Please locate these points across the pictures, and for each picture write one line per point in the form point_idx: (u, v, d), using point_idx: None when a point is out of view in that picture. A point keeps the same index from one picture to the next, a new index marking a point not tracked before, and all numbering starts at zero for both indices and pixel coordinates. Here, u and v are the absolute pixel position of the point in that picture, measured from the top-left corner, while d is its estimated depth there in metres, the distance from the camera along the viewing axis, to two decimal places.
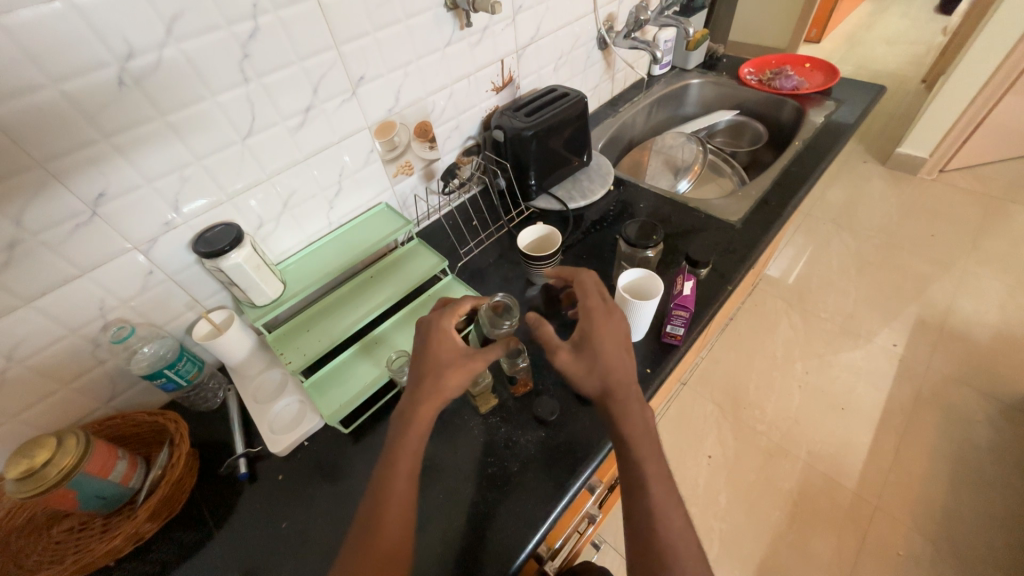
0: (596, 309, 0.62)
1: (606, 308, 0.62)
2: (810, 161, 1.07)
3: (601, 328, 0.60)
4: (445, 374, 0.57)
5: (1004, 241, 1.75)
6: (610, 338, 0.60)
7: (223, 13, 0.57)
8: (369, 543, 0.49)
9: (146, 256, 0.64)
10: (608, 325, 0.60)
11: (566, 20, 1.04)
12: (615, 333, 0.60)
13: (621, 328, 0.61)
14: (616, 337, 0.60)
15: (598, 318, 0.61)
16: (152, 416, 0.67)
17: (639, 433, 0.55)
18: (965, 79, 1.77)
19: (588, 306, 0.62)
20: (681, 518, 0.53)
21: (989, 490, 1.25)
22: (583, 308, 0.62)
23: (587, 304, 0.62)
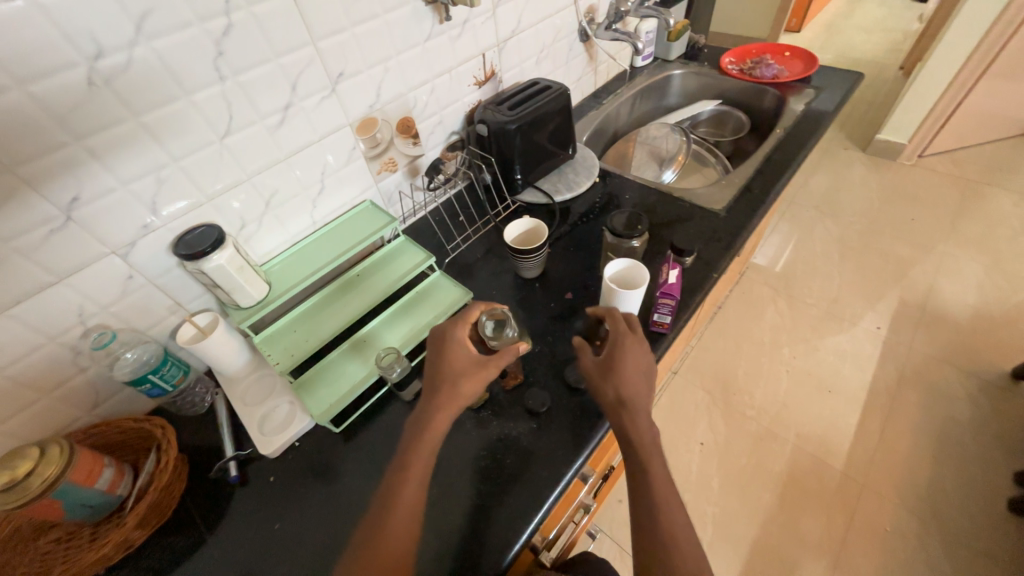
0: (627, 332, 0.62)
1: (636, 337, 0.63)
2: (792, 148, 1.08)
3: (628, 352, 0.61)
4: (447, 382, 0.57)
5: (981, 223, 1.80)
6: (634, 361, 0.61)
7: (194, 9, 0.56)
8: (376, 543, 0.50)
9: (125, 261, 0.63)
10: (636, 352, 0.61)
11: (546, 12, 1.04)
12: (642, 355, 0.62)
13: (646, 358, 0.62)
14: (640, 359, 0.61)
15: (626, 341, 0.61)
16: (139, 422, 0.66)
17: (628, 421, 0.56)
18: (940, 65, 1.80)
19: (618, 329, 0.63)
20: (676, 505, 0.55)
21: (970, 464, 1.29)
22: (614, 334, 0.62)
23: (619, 324, 0.63)
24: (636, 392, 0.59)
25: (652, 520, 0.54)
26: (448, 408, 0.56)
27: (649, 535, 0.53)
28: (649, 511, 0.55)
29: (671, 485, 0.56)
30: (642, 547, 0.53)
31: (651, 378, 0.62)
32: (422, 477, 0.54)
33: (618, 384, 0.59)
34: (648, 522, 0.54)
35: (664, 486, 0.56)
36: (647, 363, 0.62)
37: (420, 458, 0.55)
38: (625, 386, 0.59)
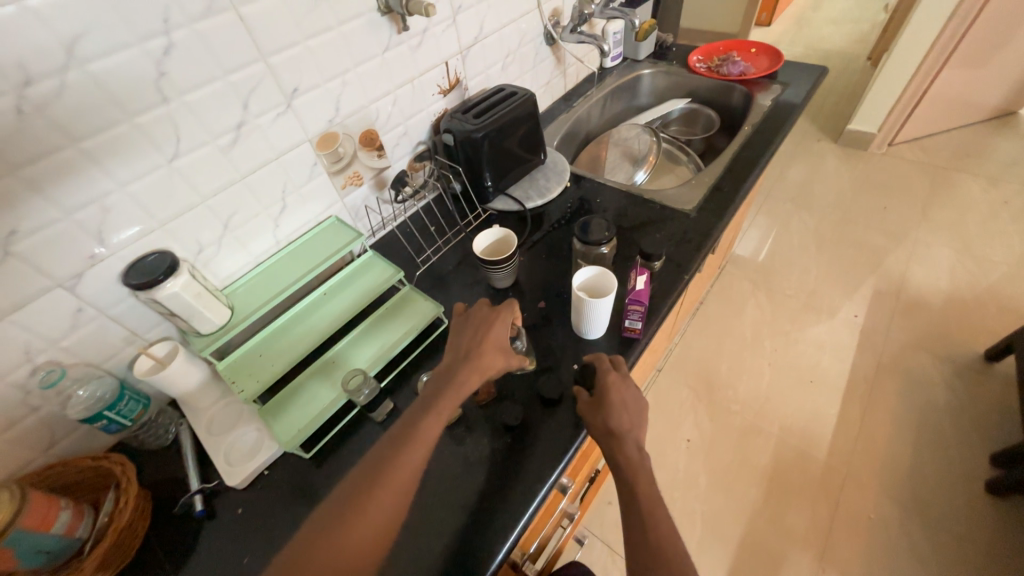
0: (610, 373, 0.66)
1: (622, 377, 0.66)
2: (760, 145, 1.09)
3: (615, 389, 0.64)
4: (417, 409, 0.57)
5: (950, 210, 1.84)
6: (621, 398, 0.63)
7: (131, 30, 0.54)
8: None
9: (73, 293, 0.61)
10: (624, 390, 0.65)
11: (509, 18, 1.03)
12: (628, 390, 0.65)
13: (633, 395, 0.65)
14: (626, 397, 0.64)
15: (612, 378, 0.65)
16: (96, 460, 0.63)
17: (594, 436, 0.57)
18: (904, 55, 1.84)
19: (603, 368, 0.67)
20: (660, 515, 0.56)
21: (948, 448, 1.32)
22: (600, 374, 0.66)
23: (603, 364, 0.67)
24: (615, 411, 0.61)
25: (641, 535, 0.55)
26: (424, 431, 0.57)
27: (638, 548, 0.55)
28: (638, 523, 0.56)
29: (654, 494, 0.58)
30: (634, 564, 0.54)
31: (641, 413, 0.64)
32: (397, 503, 0.53)
33: (605, 415, 0.63)
34: (638, 536, 0.55)
35: (646, 496, 0.58)
36: (635, 399, 0.64)
37: (394, 482, 0.54)
38: (614, 416, 0.62)
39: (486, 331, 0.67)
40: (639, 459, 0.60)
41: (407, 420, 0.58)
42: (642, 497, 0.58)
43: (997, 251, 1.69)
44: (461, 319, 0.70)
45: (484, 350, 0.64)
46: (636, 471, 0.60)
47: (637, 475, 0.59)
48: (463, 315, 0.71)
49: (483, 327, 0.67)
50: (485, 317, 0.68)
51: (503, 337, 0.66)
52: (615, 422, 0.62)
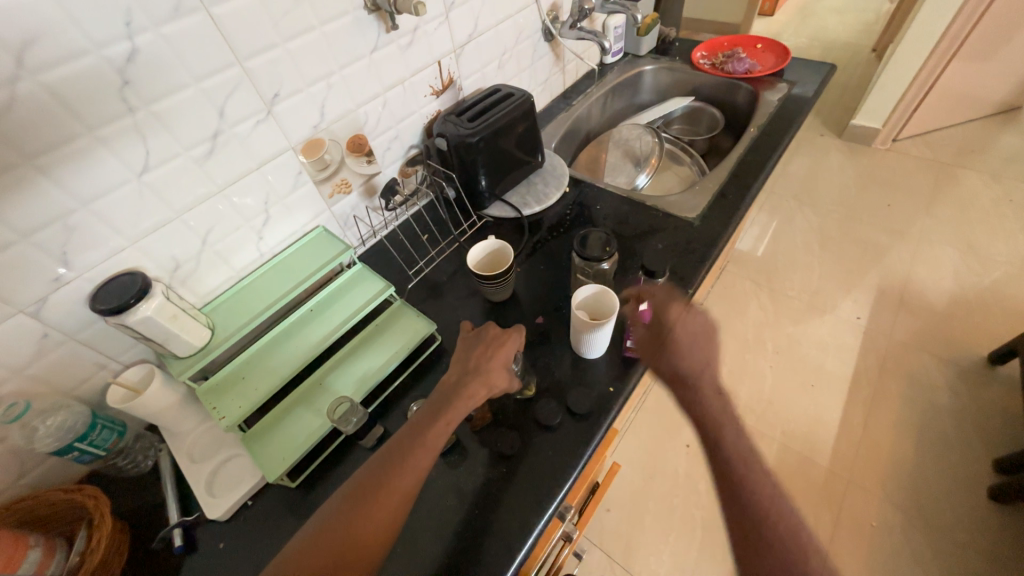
0: (671, 308, 0.70)
1: (683, 310, 0.69)
2: (767, 147, 1.04)
3: (677, 326, 0.68)
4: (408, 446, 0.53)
5: (955, 207, 1.80)
6: (686, 334, 0.68)
7: (87, 35, 0.49)
8: None
9: (37, 319, 0.57)
10: (686, 322, 0.68)
11: (506, 13, 0.98)
12: (689, 322, 0.68)
13: (698, 326, 0.68)
14: (689, 329, 0.68)
15: (673, 312, 0.69)
16: (68, 494, 0.60)
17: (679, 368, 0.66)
18: (912, 48, 1.79)
19: (660, 302, 0.71)
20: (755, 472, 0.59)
21: (951, 453, 1.30)
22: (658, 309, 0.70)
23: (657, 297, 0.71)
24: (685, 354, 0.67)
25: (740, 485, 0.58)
26: (415, 468, 0.53)
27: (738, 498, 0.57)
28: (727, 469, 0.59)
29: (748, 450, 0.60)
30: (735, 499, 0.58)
31: (711, 351, 0.67)
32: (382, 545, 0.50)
33: (674, 357, 0.67)
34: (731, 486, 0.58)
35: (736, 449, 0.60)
36: (697, 330, 0.68)
37: (389, 519, 0.51)
38: (684, 358, 0.66)
39: (490, 354, 0.64)
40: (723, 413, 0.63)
41: (396, 454, 0.54)
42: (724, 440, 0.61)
43: (1002, 249, 1.65)
44: (472, 334, 0.67)
45: (486, 379, 0.61)
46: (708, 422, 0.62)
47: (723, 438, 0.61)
48: (471, 333, 0.67)
49: (492, 343, 0.65)
50: (497, 334, 0.65)
51: (506, 365, 0.64)
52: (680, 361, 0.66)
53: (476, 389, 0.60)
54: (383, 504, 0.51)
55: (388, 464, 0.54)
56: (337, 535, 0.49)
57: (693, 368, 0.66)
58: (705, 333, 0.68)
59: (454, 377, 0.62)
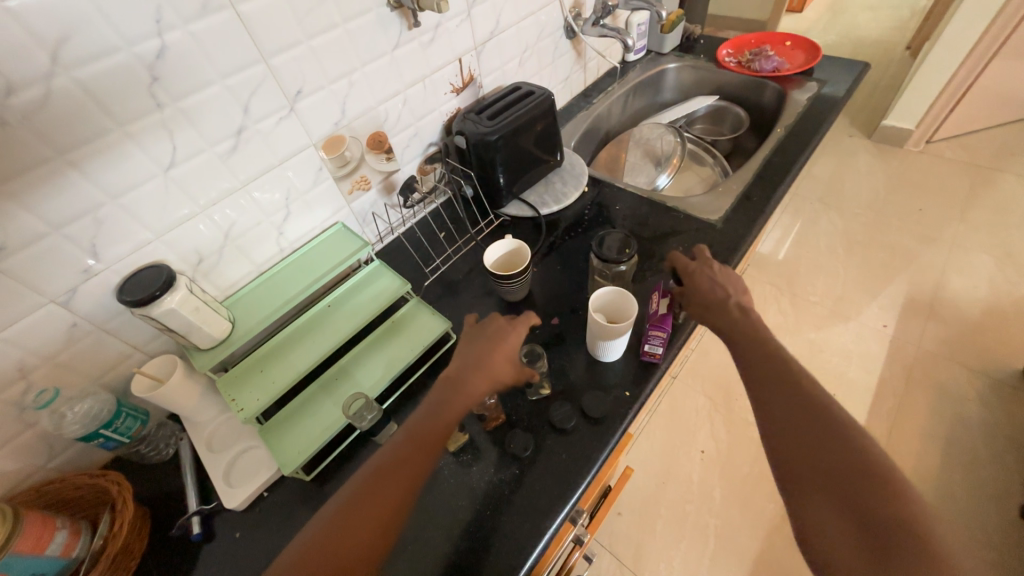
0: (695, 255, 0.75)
1: (706, 263, 0.73)
2: (794, 148, 1.01)
3: (703, 274, 0.71)
4: None
5: (992, 212, 1.72)
6: (709, 276, 0.71)
7: (119, 32, 0.50)
8: None
9: (67, 308, 0.58)
10: (711, 271, 0.71)
11: (528, 10, 0.97)
12: (712, 268, 0.72)
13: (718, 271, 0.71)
14: (714, 274, 0.71)
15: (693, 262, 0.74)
16: (93, 479, 0.61)
17: (715, 299, 0.67)
18: (950, 46, 1.72)
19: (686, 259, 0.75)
20: (817, 394, 0.52)
21: (980, 469, 1.24)
22: (681, 263, 0.75)
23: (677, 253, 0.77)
24: (709, 290, 0.69)
25: (793, 409, 0.52)
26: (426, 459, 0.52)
27: (783, 417, 0.52)
28: (779, 391, 0.54)
29: (802, 372, 0.55)
30: (787, 415, 0.52)
31: (733, 285, 0.69)
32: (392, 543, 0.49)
33: (699, 294, 0.69)
34: (769, 392, 0.54)
35: (791, 374, 0.55)
36: (722, 274, 0.71)
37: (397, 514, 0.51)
38: (710, 296, 0.68)
39: (493, 347, 0.63)
40: (767, 339, 0.59)
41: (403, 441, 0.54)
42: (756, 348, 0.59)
43: None
44: (473, 329, 0.67)
45: (488, 372, 0.61)
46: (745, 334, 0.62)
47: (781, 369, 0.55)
48: (475, 326, 0.67)
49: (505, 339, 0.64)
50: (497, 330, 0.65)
51: (510, 357, 0.63)
52: (710, 296, 0.68)
53: (475, 383, 0.60)
54: (385, 502, 0.51)
55: (393, 465, 0.54)
56: (336, 537, 0.49)
57: (716, 296, 0.67)
58: (728, 277, 0.70)
59: (453, 370, 0.61)
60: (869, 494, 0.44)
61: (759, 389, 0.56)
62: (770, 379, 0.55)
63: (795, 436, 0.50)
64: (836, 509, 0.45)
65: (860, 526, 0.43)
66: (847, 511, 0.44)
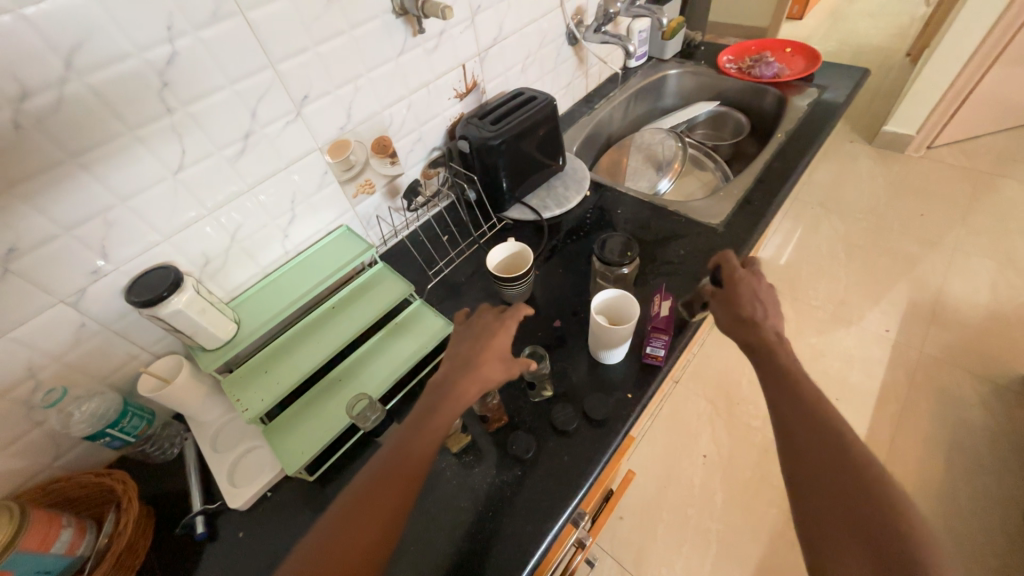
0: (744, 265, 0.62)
1: (754, 274, 0.62)
2: (794, 153, 1.02)
3: (746, 287, 0.60)
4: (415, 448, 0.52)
5: (995, 217, 1.72)
6: (753, 290, 0.60)
7: (131, 39, 0.51)
8: None
9: (76, 309, 0.59)
10: (760, 287, 0.61)
11: (531, 16, 0.98)
12: (760, 285, 0.61)
13: (764, 289, 0.61)
14: (759, 291, 0.61)
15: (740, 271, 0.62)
16: (99, 477, 0.62)
17: (750, 307, 0.59)
18: (949, 52, 1.73)
19: (731, 267, 0.62)
20: (839, 423, 0.49)
21: (985, 476, 1.24)
22: (726, 269, 0.62)
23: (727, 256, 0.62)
24: (750, 308, 0.59)
25: (801, 426, 0.50)
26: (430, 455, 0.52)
27: (802, 444, 0.49)
28: (801, 417, 0.50)
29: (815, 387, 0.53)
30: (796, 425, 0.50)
31: (774, 306, 0.60)
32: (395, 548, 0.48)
33: (741, 308, 0.59)
34: (781, 400, 0.53)
35: (816, 403, 0.51)
36: (766, 291, 0.61)
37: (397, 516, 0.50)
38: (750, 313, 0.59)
39: (482, 345, 0.61)
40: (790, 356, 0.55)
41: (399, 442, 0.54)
42: (778, 357, 0.55)
43: None
44: (462, 327, 0.66)
45: (478, 376, 0.58)
46: (772, 349, 0.56)
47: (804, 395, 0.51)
48: (463, 322, 0.66)
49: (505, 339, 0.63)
50: (488, 327, 0.63)
51: (501, 357, 0.60)
52: (748, 312, 0.59)
53: (470, 383, 0.58)
54: (384, 508, 0.50)
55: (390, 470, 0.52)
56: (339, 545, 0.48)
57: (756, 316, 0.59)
58: (772, 297, 0.61)
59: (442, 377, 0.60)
60: (880, 521, 0.42)
61: (779, 413, 0.52)
62: (785, 389, 0.53)
63: (814, 464, 0.47)
64: (837, 521, 0.44)
65: (870, 560, 0.41)
66: (858, 542, 0.42)
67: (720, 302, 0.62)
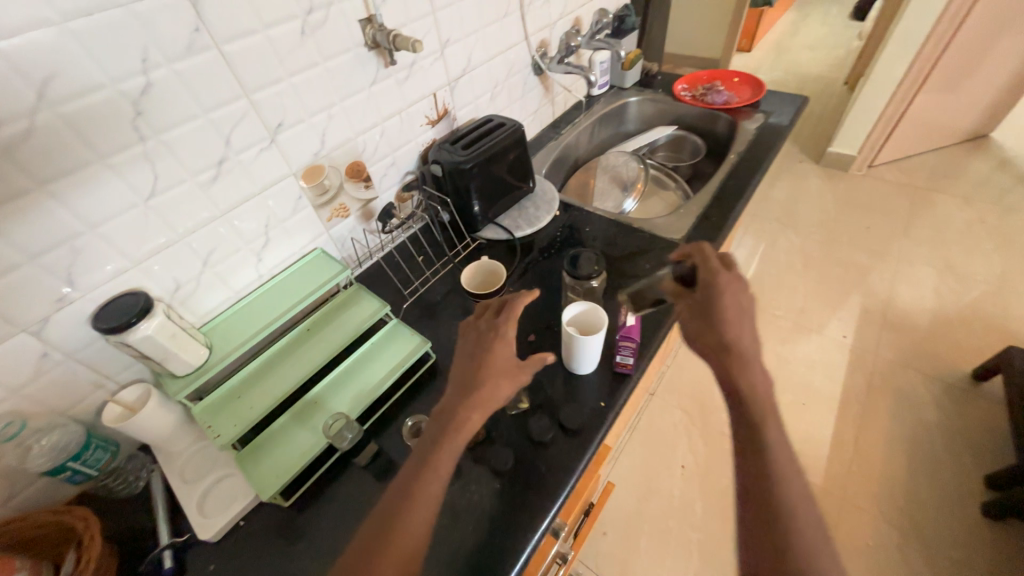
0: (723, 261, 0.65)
1: (735, 281, 0.62)
2: (746, 172, 1.10)
3: (724, 297, 0.61)
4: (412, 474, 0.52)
5: (932, 229, 1.87)
6: (733, 303, 0.60)
7: (105, 71, 0.53)
8: None
9: (38, 338, 0.58)
10: (740, 295, 0.61)
11: (497, 49, 1.04)
12: (739, 293, 0.61)
13: (743, 296, 0.61)
14: (738, 299, 0.61)
15: (723, 280, 0.62)
16: (57, 515, 0.59)
17: (729, 319, 0.60)
18: (880, 81, 1.91)
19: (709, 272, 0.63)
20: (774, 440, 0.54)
21: (942, 471, 1.31)
22: (706, 273, 0.63)
23: (705, 252, 0.66)
24: (728, 322, 0.59)
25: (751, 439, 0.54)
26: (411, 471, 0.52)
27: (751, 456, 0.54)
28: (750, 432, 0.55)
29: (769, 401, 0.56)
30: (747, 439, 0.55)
31: (752, 317, 0.60)
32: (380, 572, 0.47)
33: (720, 320, 0.60)
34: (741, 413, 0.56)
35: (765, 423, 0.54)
36: (746, 301, 0.61)
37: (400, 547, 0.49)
38: (729, 328, 0.59)
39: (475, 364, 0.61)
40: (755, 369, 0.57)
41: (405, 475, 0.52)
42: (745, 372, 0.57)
43: (978, 268, 1.72)
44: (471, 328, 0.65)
45: (456, 393, 0.58)
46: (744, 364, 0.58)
47: (763, 442, 0.53)
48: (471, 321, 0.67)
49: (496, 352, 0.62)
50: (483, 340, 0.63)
51: (478, 370, 0.60)
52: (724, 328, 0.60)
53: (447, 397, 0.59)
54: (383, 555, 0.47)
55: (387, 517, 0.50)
56: None
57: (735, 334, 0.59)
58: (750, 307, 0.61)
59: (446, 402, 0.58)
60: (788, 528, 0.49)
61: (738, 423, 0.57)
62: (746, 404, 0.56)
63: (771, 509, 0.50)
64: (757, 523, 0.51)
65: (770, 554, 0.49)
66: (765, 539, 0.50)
67: (694, 310, 0.63)
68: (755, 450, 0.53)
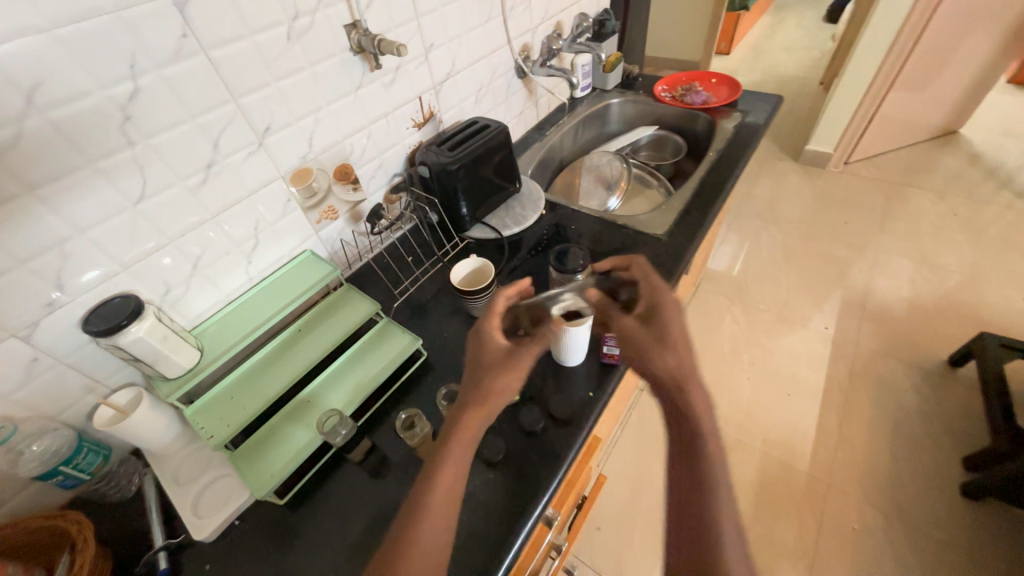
0: (666, 289, 0.64)
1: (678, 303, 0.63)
2: (726, 169, 1.14)
3: (671, 316, 0.61)
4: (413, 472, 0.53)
5: (907, 222, 1.94)
6: (679, 321, 0.61)
7: (93, 77, 0.53)
8: None
9: (28, 343, 0.58)
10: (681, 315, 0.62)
11: (481, 53, 1.07)
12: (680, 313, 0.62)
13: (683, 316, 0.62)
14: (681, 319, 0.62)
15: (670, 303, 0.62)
16: (48, 519, 0.59)
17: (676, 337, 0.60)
18: (852, 81, 1.97)
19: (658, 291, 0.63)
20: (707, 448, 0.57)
21: (923, 455, 1.35)
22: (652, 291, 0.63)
23: (653, 280, 0.64)
24: (677, 343, 0.59)
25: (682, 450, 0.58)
26: None
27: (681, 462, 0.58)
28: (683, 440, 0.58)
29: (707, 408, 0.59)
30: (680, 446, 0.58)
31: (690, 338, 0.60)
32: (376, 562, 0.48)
33: (670, 348, 0.59)
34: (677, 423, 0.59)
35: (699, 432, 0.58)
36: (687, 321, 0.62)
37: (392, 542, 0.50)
38: (673, 348, 0.59)
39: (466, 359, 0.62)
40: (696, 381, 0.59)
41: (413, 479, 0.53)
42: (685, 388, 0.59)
43: (951, 259, 1.78)
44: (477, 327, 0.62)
45: None
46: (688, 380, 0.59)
47: (696, 449, 0.57)
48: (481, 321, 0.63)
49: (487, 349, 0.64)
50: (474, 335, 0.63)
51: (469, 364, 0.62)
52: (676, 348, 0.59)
53: None
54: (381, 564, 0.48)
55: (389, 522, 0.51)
56: None
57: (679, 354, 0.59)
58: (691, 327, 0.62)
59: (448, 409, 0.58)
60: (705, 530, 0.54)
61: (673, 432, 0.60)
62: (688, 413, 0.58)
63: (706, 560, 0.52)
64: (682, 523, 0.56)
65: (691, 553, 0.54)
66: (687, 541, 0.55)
67: (644, 329, 0.61)
68: (687, 454, 0.58)
